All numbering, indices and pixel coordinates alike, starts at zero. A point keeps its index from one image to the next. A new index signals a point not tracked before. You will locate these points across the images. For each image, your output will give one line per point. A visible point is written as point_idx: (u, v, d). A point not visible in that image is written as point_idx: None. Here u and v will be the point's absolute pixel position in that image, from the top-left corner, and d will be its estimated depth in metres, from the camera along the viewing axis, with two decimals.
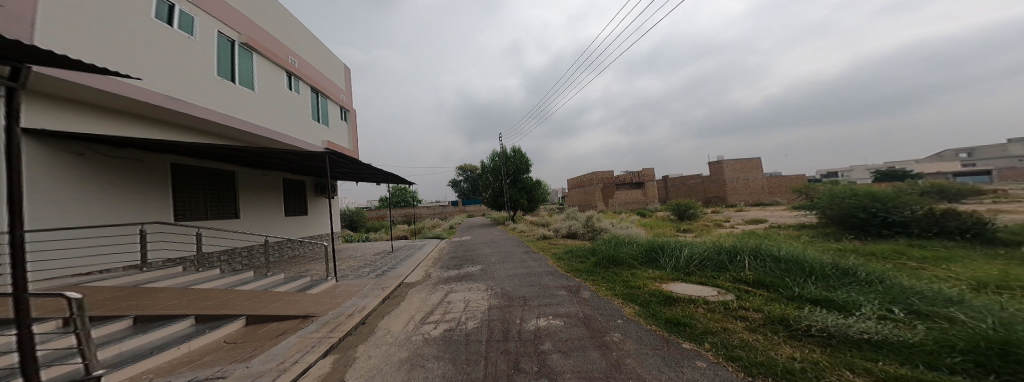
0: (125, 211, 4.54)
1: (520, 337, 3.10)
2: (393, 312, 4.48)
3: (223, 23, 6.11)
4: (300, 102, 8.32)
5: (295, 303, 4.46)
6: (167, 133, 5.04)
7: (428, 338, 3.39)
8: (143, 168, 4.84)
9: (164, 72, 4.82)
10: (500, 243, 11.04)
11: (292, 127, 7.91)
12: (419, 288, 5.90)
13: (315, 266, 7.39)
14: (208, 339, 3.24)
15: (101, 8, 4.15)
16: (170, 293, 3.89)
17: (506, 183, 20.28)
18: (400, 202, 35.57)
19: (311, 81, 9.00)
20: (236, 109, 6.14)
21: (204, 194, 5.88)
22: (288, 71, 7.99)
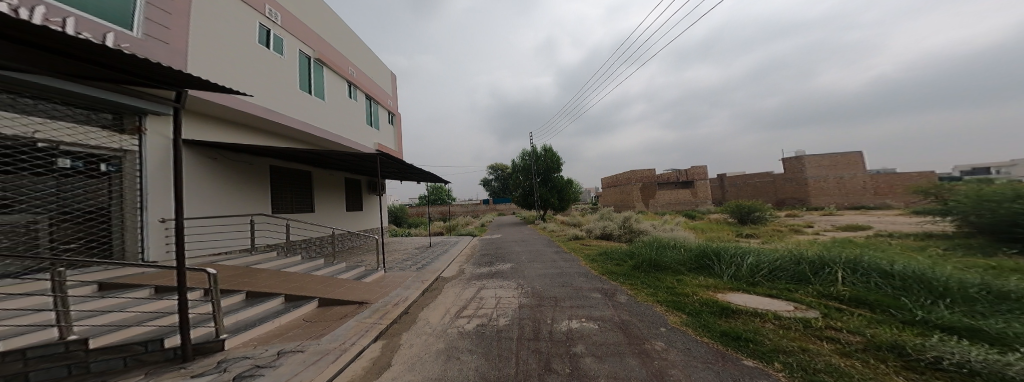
0: (242, 204, 5.45)
1: (551, 338, 3.08)
2: (431, 304, 4.75)
3: (302, 42, 6.98)
4: (357, 109, 9.18)
5: (352, 290, 4.96)
6: (264, 139, 5.93)
7: (462, 332, 3.54)
8: (252, 169, 5.75)
9: (264, 88, 5.67)
10: (530, 241, 11.07)
11: (352, 132, 8.77)
12: (454, 282, 6.17)
13: (368, 257, 8.14)
14: (293, 315, 3.75)
15: (225, 38, 5.05)
16: (264, 274, 4.60)
17: (539, 181, 20.21)
18: (438, 200, 37.44)
19: (366, 90, 9.86)
20: (312, 118, 6.98)
21: (289, 192, 6.78)
22: (349, 81, 8.85)
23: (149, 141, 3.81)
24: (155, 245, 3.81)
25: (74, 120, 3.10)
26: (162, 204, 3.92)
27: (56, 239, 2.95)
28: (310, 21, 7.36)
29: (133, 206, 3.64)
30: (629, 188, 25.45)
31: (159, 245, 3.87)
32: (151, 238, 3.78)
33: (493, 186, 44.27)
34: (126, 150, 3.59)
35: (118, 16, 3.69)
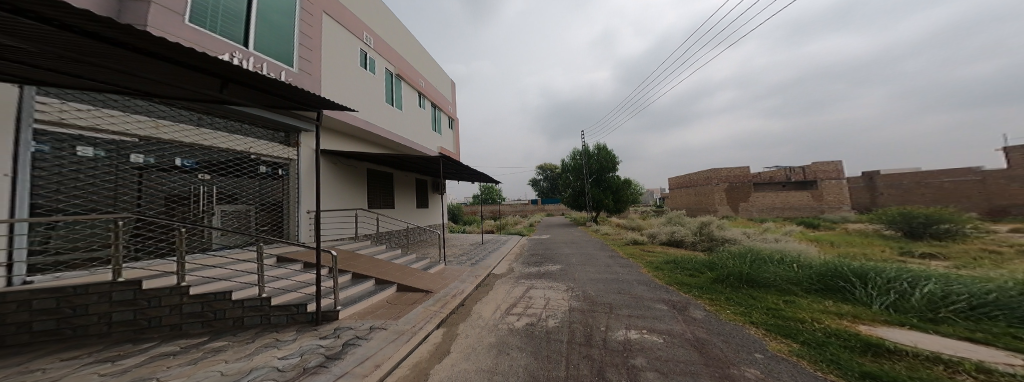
0: (345, 200, 6.75)
1: (606, 346, 2.91)
2: (484, 298, 4.93)
3: (385, 60, 8.41)
4: (423, 115, 10.46)
5: (421, 278, 5.42)
6: (359, 146, 7.31)
7: (512, 328, 3.58)
8: (351, 171, 7.09)
9: (356, 101, 7.04)
10: (582, 244, 10.67)
11: (419, 136, 10.03)
12: (504, 280, 6.30)
13: (432, 250, 8.89)
14: (379, 297, 4.27)
15: (336, 63, 6.53)
16: (361, 259, 5.46)
17: (589, 181, 19.52)
18: (489, 200, 38.68)
19: (431, 98, 11.19)
20: (389, 125, 8.27)
21: (378, 191, 8.21)
22: (417, 91, 10.20)
23: (303, 151, 5.22)
24: (306, 231, 5.14)
25: (269, 140, 4.74)
26: (309, 199, 5.27)
27: (261, 222, 4.64)
28: (391, 43, 8.84)
29: (295, 201, 5.06)
30: (705, 190, 21.42)
31: (308, 231, 5.20)
32: (304, 224, 5.12)
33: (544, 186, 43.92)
34: (293, 160, 5.12)
35: (284, 57, 5.38)
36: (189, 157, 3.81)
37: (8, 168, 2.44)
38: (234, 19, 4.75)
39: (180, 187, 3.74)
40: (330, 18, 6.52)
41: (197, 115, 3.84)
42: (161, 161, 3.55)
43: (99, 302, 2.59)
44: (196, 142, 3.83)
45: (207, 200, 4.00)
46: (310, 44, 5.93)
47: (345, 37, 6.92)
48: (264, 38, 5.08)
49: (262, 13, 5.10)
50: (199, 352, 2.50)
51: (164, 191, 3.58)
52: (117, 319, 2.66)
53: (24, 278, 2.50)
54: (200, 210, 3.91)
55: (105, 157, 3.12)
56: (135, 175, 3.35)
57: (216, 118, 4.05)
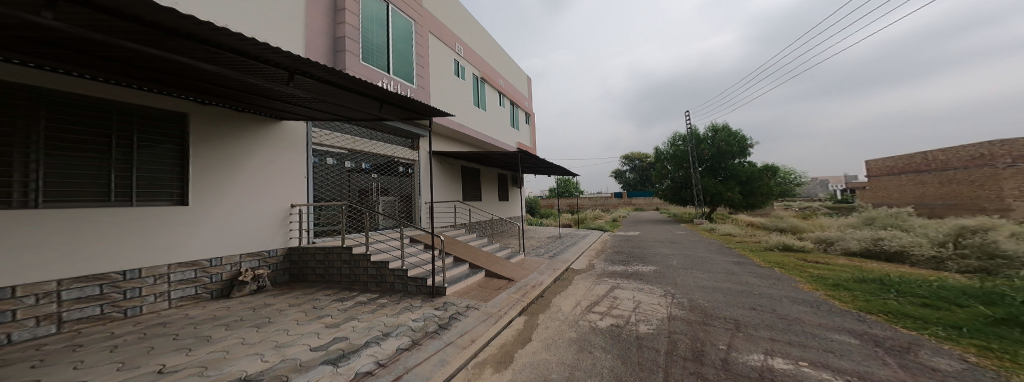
0: (446, 193, 7.71)
1: (727, 369, 2.36)
2: (564, 292, 4.80)
3: (473, 65, 9.13)
4: (504, 113, 10.95)
5: (505, 267, 5.66)
6: (454, 145, 8.22)
7: (594, 327, 3.33)
8: (450, 167, 8.02)
9: (452, 105, 7.87)
10: (685, 245, 9.16)
11: (501, 134, 10.58)
12: (585, 276, 5.99)
13: (511, 241, 9.26)
14: (473, 280, 4.71)
15: (437, 74, 7.44)
16: (460, 245, 6.16)
17: (698, 171, 17.00)
18: (565, 192, 37.79)
19: (511, 96, 11.60)
20: (478, 124, 9.00)
21: (470, 186, 9.05)
22: (499, 91, 10.72)
23: (423, 155, 6.78)
24: (423, 219, 6.65)
25: (405, 146, 6.39)
26: (426, 193, 6.80)
27: (403, 210, 6.37)
28: (477, 48, 9.52)
29: (419, 195, 6.64)
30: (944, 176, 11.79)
31: (424, 218, 6.70)
32: (421, 213, 6.63)
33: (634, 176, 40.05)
34: (416, 160, 6.69)
35: (408, 76, 6.45)
36: (368, 162, 5.50)
37: (302, 174, 4.38)
38: (381, 52, 5.82)
39: (366, 183, 5.46)
40: (434, 37, 7.47)
41: (370, 131, 5.50)
42: (357, 165, 5.27)
43: (337, 255, 4.16)
44: (372, 151, 5.46)
45: (376, 192, 5.74)
46: (422, 61, 6.89)
47: (444, 50, 7.79)
48: (398, 63, 6.18)
49: (394, 43, 6.14)
50: (372, 305, 3.38)
51: (359, 186, 5.36)
52: (342, 272, 4.16)
53: (314, 239, 4.40)
54: (374, 200, 5.69)
55: (335, 165, 4.93)
56: (348, 176, 5.13)
57: (381, 133, 5.74)
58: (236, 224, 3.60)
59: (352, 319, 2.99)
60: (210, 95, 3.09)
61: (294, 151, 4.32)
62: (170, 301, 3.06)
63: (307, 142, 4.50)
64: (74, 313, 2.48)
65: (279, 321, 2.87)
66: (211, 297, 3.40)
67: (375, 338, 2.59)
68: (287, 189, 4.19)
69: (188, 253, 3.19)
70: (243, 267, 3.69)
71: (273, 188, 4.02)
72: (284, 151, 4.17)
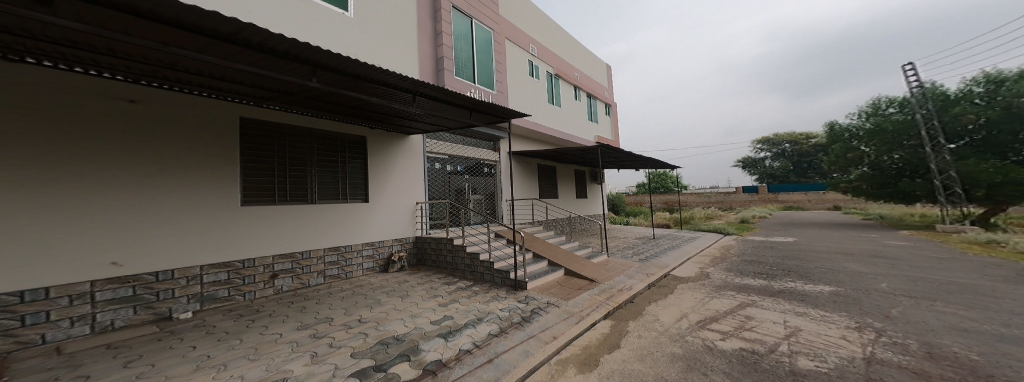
0: (526, 191, 8.41)
1: None
2: (661, 301, 4.44)
3: (547, 63, 9.38)
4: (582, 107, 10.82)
5: (586, 266, 5.71)
6: (532, 144, 8.83)
7: (713, 347, 2.85)
8: (530, 168, 8.68)
9: (527, 105, 8.37)
10: (866, 262, 6.60)
11: (578, 130, 10.52)
12: (693, 286, 5.28)
13: (594, 240, 9.11)
14: (553, 277, 5.04)
15: (513, 77, 8.07)
16: (538, 240, 6.66)
17: (951, 149, 11.16)
18: (663, 188, 33.46)
19: (588, 89, 11.29)
20: (554, 122, 9.28)
21: (547, 184, 9.43)
22: (574, 85, 10.62)
23: (503, 158, 8.05)
24: (503, 215, 7.85)
25: (488, 148, 7.76)
26: (506, 191, 8.07)
27: (487, 207, 7.72)
28: (551, 45, 9.72)
29: (500, 192, 7.88)
30: None
31: (505, 215, 7.87)
32: (501, 208, 7.88)
33: (782, 165, 31.23)
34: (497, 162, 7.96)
35: (488, 83, 7.27)
36: (461, 165, 7.08)
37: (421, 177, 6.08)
38: (466, 65, 6.78)
39: (460, 183, 7.03)
40: (510, 42, 8.10)
41: (463, 137, 7.05)
42: (454, 168, 6.95)
43: (440, 239, 5.61)
44: (463, 156, 7.04)
45: (469, 192, 7.22)
46: (500, 67, 7.60)
47: (519, 53, 8.35)
48: (480, 72, 7.06)
49: (477, 55, 7.04)
50: (479, 299, 4.12)
51: (456, 185, 6.95)
52: (447, 259, 5.51)
53: (428, 228, 6.08)
54: (466, 197, 7.16)
55: (439, 169, 6.61)
56: (448, 177, 6.78)
57: (470, 139, 7.24)
58: (389, 217, 5.45)
59: (455, 302, 4.05)
60: (380, 122, 4.98)
61: (416, 155, 6.00)
62: (363, 269, 5.06)
63: (424, 152, 6.17)
64: (330, 270, 4.58)
65: (412, 295, 4.32)
66: (378, 271, 5.26)
67: (472, 321, 3.38)
68: (412, 190, 5.89)
69: (369, 235, 5.15)
70: (393, 249, 5.51)
71: (406, 187, 5.76)
72: (411, 162, 5.89)
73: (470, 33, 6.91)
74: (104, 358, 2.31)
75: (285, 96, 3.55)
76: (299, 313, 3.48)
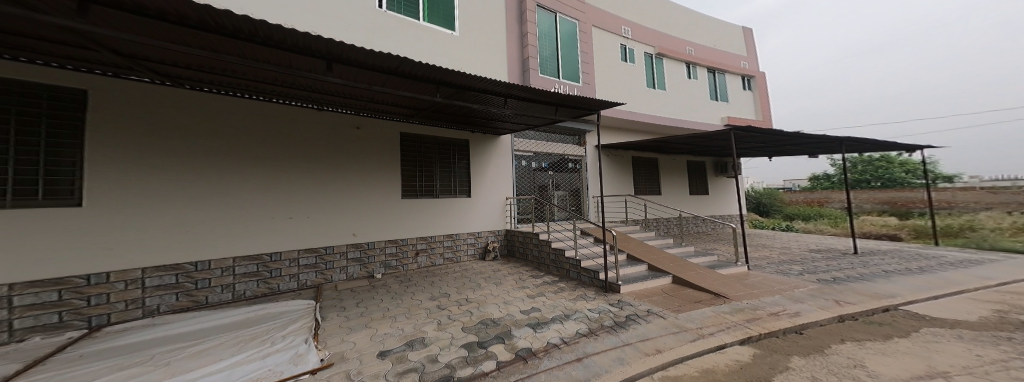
0: (622, 187, 7.91)
1: None
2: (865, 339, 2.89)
3: (646, 43, 8.39)
4: (698, 86, 9.16)
5: (706, 276, 4.72)
6: (628, 136, 8.16)
7: None
8: (626, 161, 8.07)
9: (621, 93, 7.72)
10: None
11: (693, 113, 8.94)
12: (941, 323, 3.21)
13: (721, 246, 7.46)
14: (656, 283, 4.50)
15: (602, 66, 7.57)
16: (635, 241, 6.16)
17: None
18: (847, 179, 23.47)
19: (710, 62, 9.44)
20: (657, 109, 8.21)
21: (642, 179, 8.43)
22: (688, 61, 9.09)
23: (592, 151, 7.72)
24: (592, 212, 7.55)
25: (575, 142, 7.58)
26: (594, 187, 7.69)
27: (574, 203, 7.56)
28: (651, 22, 8.61)
29: (587, 189, 7.60)
30: None
31: (594, 212, 7.54)
32: (591, 205, 7.57)
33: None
34: (583, 156, 7.65)
35: (572, 77, 7.06)
36: (545, 161, 7.16)
37: (509, 174, 6.44)
38: (549, 61, 6.77)
39: (544, 179, 7.12)
40: (598, 29, 7.62)
41: (547, 134, 7.15)
42: (539, 165, 7.06)
43: (527, 234, 5.84)
44: (547, 152, 7.11)
45: (553, 188, 7.24)
46: (586, 58, 7.26)
47: (609, 39, 7.77)
48: (563, 67, 6.93)
49: (562, 50, 6.92)
50: (571, 295, 4.10)
51: (541, 182, 7.08)
52: (533, 253, 5.70)
53: (515, 223, 6.42)
54: (550, 193, 7.19)
55: (523, 166, 6.83)
56: (534, 174, 6.98)
57: (555, 134, 7.24)
58: (486, 211, 6.05)
59: (541, 295, 4.16)
60: (478, 125, 5.49)
61: (505, 153, 6.39)
62: (471, 251, 5.82)
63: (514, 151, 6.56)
64: (449, 254, 5.54)
65: (504, 283, 4.74)
66: (478, 258, 5.92)
67: (560, 317, 3.41)
68: (505, 186, 6.37)
69: (478, 226, 5.92)
70: (488, 240, 6.06)
71: (501, 183, 6.29)
72: (502, 159, 6.34)
73: (557, 27, 6.87)
74: (348, 298, 3.88)
75: (430, 114, 4.71)
76: (429, 285, 4.50)
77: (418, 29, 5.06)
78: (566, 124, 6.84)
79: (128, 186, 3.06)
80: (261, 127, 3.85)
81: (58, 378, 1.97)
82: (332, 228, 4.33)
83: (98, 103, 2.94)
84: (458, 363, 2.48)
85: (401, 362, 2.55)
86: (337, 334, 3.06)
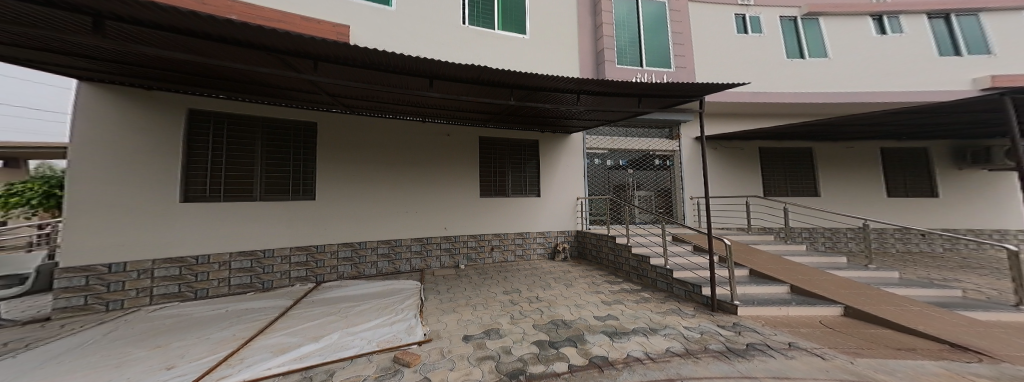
0: (742, 187, 6.74)
1: None
2: None
3: (784, 6, 6.82)
4: (897, 43, 6.66)
5: (913, 314, 3.09)
6: (746, 123, 6.91)
7: None
8: (745, 154, 6.81)
9: (740, 73, 6.49)
10: None
11: (879, 82, 6.50)
12: None
13: (965, 276, 4.89)
14: (808, 311, 3.34)
15: (705, 45, 6.55)
16: (765, 255, 4.96)
17: None
18: None
19: (925, 5, 6.71)
20: (799, 85, 6.46)
21: (754, 175, 6.79)
22: (874, 15, 6.80)
23: (687, 143, 6.74)
24: (689, 216, 6.51)
25: (661, 136, 6.79)
26: (691, 187, 6.64)
27: (661, 205, 6.73)
28: None
29: (680, 189, 6.66)
30: None
31: (692, 216, 6.53)
32: (688, 209, 6.54)
33: None
34: (675, 151, 6.75)
35: (661, 62, 6.33)
36: (623, 158, 6.62)
37: (580, 172, 6.18)
38: (633, 48, 6.24)
39: (621, 177, 6.58)
40: (697, 3, 6.65)
41: (626, 129, 6.60)
42: (615, 163, 6.56)
43: (602, 237, 5.50)
44: (626, 148, 6.55)
45: (633, 187, 6.60)
46: (681, 39, 6.41)
47: (716, 14, 6.70)
48: (650, 54, 6.30)
49: (646, 36, 6.31)
50: (670, 307, 3.61)
51: (615, 181, 6.56)
52: (609, 257, 5.30)
53: (587, 226, 6.11)
54: (629, 193, 6.57)
55: (597, 164, 6.47)
56: (611, 173, 6.55)
57: (635, 129, 6.65)
58: (556, 212, 5.94)
59: (619, 302, 3.86)
60: (541, 124, 5.38)
61: (575, 152, 6.17)
62: (534, 252, 5.76)
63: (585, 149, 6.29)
64: (527, 251, 5.69)
65: (574, 285, 4.54)
66: (547, 258, 5.85)
67: (645, 329, 3.07)
68: (577, 185, 6.15)
69: (546, 225, 5.86)
70: (557, 240, 5.94)
71: (572, 182, 6.10)
72: (573, 158, 6.13)
73: (639, 11, 6.28)
74: (439, 283, 4.33)
75: (508, 117, 4.92)
76: (508, 278, 4.71)
77: (496, 38, 5.32)
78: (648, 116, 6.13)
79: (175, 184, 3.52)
80: (367, 135, 4.60)
81: (206, 338, 2.72)
82: (428, 221, 4.93)
83: (294, 128, 4.24)
84: (531, 359, 2.47)
85: (481, 348, 2.69)
86: (438, 314, 3.48)
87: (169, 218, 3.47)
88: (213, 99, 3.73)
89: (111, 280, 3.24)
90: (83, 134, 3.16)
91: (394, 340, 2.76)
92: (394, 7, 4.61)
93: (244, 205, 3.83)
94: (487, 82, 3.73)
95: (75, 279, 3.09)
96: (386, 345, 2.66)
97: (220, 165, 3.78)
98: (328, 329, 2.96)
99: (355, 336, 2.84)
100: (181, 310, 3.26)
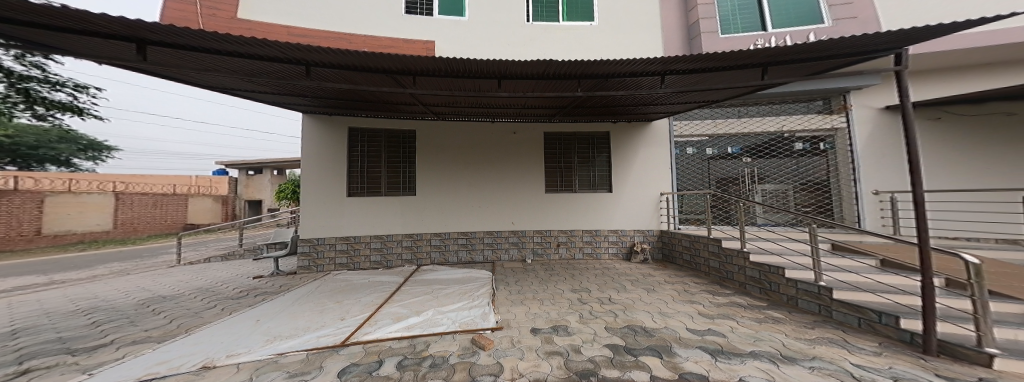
0: (1004, 176, 4.41)
1: None
2: None
3: None
4: None
5: None
6: (998, 78, 4.52)
7: None
8: (1012, 121, 4.41)
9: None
10: None
11: None
12: None
13: None
14: None
15: None
16: None
17: None
18: None
19: None
20: None
21: (984, 156, 4.49)
22: None
23: (858, 114, 4.91)
24: (871, 217, 4.74)
25: (804, 113, 5.23)
26: (869, 178, 4.78)
27: (805, 202, 5.19)
28: None
29: (848, 179, 4.92)
30: None
31: (874, 217, 4.74)
32: (869, 207, 4.77)
33: None
34: (837, 129, 5.06)
35: (802, 19, 4.95)
36: (735, 145, 5.43)
37: (667, 164, 5.45)
38: (756, 9, 5.07)
39: (731, 168, 5.43)
40: None
41: (738, 109, 5.37)
42: (719, 151, 5.45)
43: (697, 240, 4.70)
44: (739, 132, 5.37)
45: (751, 180, 5.36)
46: None
47: None
48: (781, 12, 5.00)
49: None
50: (828, 334, 2.65)
51: (721, 173, 5.46)
52: (709, 264, 4.47)
53: (680, 226, 5.32)
54: (746, 188, 5.36)
55: (694, 153, 5.52)
56: (721, 163, 5.46)
57: (757, 106, 5.32)
58: (636, 210, 5.46)
59: (729, 318, 3.19)
60: (618, 113, 4.98)
61: (661, 142, 5.50)
62: (608, 250, 5.45)
63: (670, 137, 5.49)
64: (609, 248, 5.45)
65: (660, 292, 4.07)
66: (622, 258, 5.45)
67: (773, 355, 2.37)
68: (660, 179, 5.46)
69: (617, 223, 5.46)
70: (633, 240, 5.46)
71: (652, 176, 5.46)
72: (659, 148, 5.48)
73: None
74: (508, 275, 4.72)
75: (580, 109, 4.79)
76: (589, 277, 4.65)
77: (561, 30, 5.23)
78: (770, 91, 4.82)
79: (339, 182, 5.04)
80: (452, 137, 5.35)
81: (356, 301, 3.81)
82: (499, 217, 5.38)
83: (403, 136, 5.34)
84: (602, 362, 2.43)
85: (548, 343, 2.84)
86: (513, 304, 3.85)
87: (335, 206, 5.02)
88: (356, 118, 5.13)
89: (318, 249, 5.01)
90: (304, 154, 5.00)
91: (472, 324, 3.22)
92: (466, 17, 5.16)
93: (374, 198, 5.14)
94: (557, 75, 3.75)
95: (304, 247, 4.99)
96: (466, 327, 3.14)
97: (358, 167, 5.16)
98: (425, 305, 3.71)
99: (443, 315, 3.45)
100: (345, 275, 4.73)
